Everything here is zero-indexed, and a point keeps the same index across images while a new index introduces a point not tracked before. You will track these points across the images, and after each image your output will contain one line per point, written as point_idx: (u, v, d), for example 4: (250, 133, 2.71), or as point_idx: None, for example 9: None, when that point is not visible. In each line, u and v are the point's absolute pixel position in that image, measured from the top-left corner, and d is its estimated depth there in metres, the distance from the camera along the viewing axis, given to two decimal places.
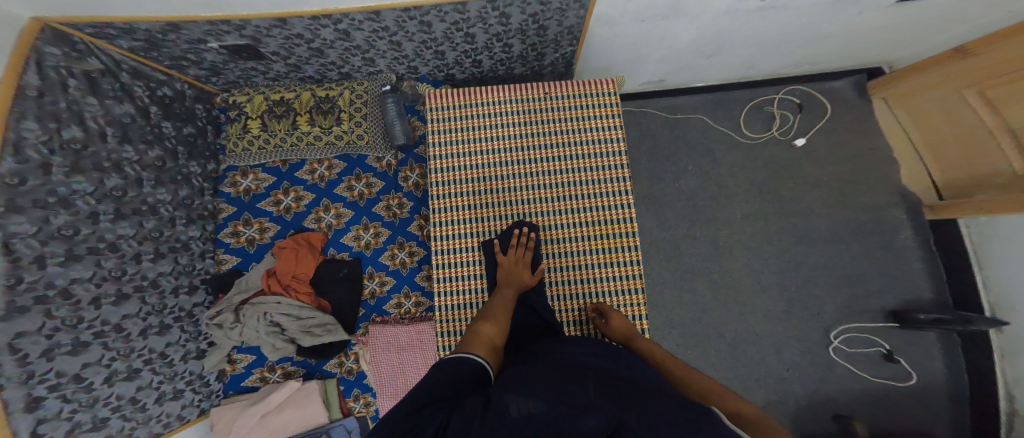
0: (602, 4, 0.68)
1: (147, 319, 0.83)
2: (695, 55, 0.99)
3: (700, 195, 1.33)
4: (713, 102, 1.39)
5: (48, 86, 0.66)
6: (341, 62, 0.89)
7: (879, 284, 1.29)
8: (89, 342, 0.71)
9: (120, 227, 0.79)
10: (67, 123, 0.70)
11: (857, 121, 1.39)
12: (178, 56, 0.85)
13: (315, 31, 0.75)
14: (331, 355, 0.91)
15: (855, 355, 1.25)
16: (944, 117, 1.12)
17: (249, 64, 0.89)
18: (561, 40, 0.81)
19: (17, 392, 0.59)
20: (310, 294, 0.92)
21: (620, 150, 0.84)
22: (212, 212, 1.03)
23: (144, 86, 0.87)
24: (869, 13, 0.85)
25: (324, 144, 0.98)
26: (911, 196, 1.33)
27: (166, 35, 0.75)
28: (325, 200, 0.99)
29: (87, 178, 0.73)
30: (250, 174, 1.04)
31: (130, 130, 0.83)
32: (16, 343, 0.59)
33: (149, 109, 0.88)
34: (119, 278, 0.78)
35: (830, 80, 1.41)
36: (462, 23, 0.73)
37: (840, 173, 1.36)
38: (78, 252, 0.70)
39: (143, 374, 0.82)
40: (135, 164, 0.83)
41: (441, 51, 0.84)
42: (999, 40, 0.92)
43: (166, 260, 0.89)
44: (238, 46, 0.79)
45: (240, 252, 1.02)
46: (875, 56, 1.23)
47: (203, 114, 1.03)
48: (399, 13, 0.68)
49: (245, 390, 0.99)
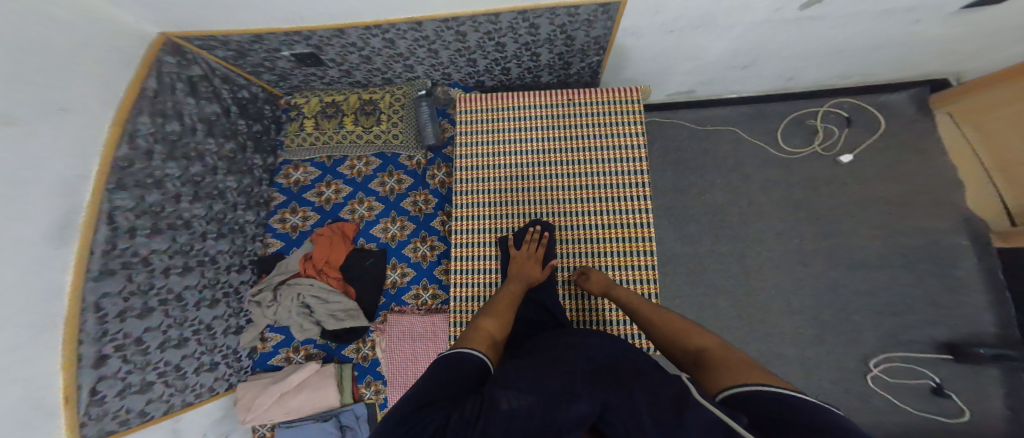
0: (630, 15, 0.69)
1: (202, 291, 0.94)
2: (729, 67, 0.96)
3: (729, 209, 1.28)
4: (749, 114, 1.33)
5: (161, 89, 0.82)
6: (386, 68, 0.96)
7: (932, 315, 1.17)
8: (154, 308, 0.82)
9: (195, 207, 0.92)
10: (171, 119, 0.85)
11: (914, 137, 1.28)
12: (258, 64, 0.96)
13: (367, 40, 0.82)
14: (351, 340, 0.99)
15: (897, 388, 1.15)
16: (1018, 134, 1.01)
17: (310, 69, 0.98)
18: (588, 50, 0.83)
19: (91, 347, 0.69)
20: (339, 279, 1.00)
21: (640, 156, 0.84)
22: (268, 199, 1.13)
23: (229, 90, 1.01)
24: (929, 23, 0.78)
25: (363, 142, 1.05)
26: (976, 220, 1.20)
27: (252, 45, 0.86)
28: (360, 193, 1.07)
29: (176, 164, 0.86)
30: (301, 168, 1.14)
31: (214, 126, 0.97)
32: (101, 301, 0.71)
33: (230, 109, 1.01)
34: (188, 252, 0.90)
35: (885, 93, 1.30)
36: (494, 33, 0.77)
37: (892, 193, 1.26)
38: (160, 226, 0.83)
39: (190, 343, 0.91)
40: (214, 155, 0.97)
41: (473, 59, 0.88)
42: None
43: (225, 239, 1.00)
44: (306, 54, 0.88)
45: (284, 237, 1.11)
46: (939, 67, 1.14)
47: (268, 114, 1.15)
48: (438, 24, 0.74)
49: (270, 368, 1.07)
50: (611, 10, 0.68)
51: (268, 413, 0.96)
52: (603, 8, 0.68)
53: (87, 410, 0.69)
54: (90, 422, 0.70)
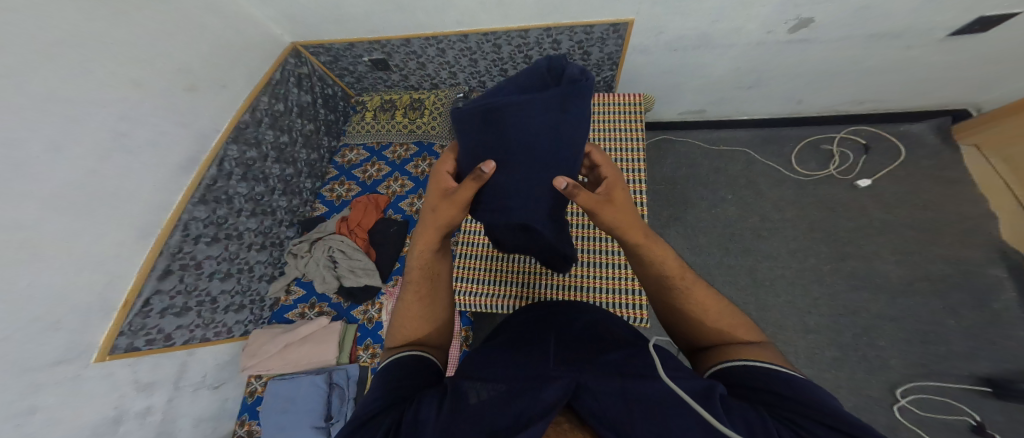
0: (638, 34, 0.83)
1: (255, 237, 1.13)
2: (733, 87, 1.06)
3: (739, 224, 1.33)
4: (762, 137, 1.40)
5: (282, 79, 1.12)
6: (434, 75, 1.16)
7: (968, 347, 1.10)
8: (219, 240, 1.01)
9: (274, 166, 1.15)
10: (280, 101, 1.13)
11: (941, 166, 1.27)
12: (344, 67, 1.23)
13: (425, 49, 1.02)
14: (361, 300, 1.13)
15: (933, 426, 1.05)
16: None
17: (379, 73, 1.22)
18: (602, 65, 0.97)
19: (166, 259, 0.88)
20: (364, 241, 1.16)
21: (640, 149, 0.96)
22: (323, 174, 1.34)
23: (320, 86, 1.26)
24: (923, 48, 0.89)
25: (406, 131, 1.24)
26: (1013, 252, 1.15)
27: (344, 51, 1.11)
28: (396, 173, 1.24)
29: (273, 132, 1.13)
30: (355, 150, 1.35)
31: (304, 111, 1.22)
32: (189, 223, 0.92)
33: (317, 101, 1.27)
34: (256, 202, 1.12)
35: (906, 123, 1.33)
36: (524, 47, 0.93)
37: (916, 219, 1.24)
38: (246, 175, 1.07)
39: (232, 279, 1.07)
40: (298, 132, 1.21)
41: (506, 70, 1.05)
42: None
43: (285, 197, 1.21)
44: (378, 59, 1.12)
45: (329, 204, 1.31)
46: (957, 93, 1.17)
47: (341, 109, 1.39)
48: (481, 37, 0.92)
49: (285, 320, 1.19)
50: (621, 30, 0.83)
51: (267, 363, 1.08)
52: (614, 28, 0.83)
53: (131, 320, 0.82)
54: (127, 332, 0.82)
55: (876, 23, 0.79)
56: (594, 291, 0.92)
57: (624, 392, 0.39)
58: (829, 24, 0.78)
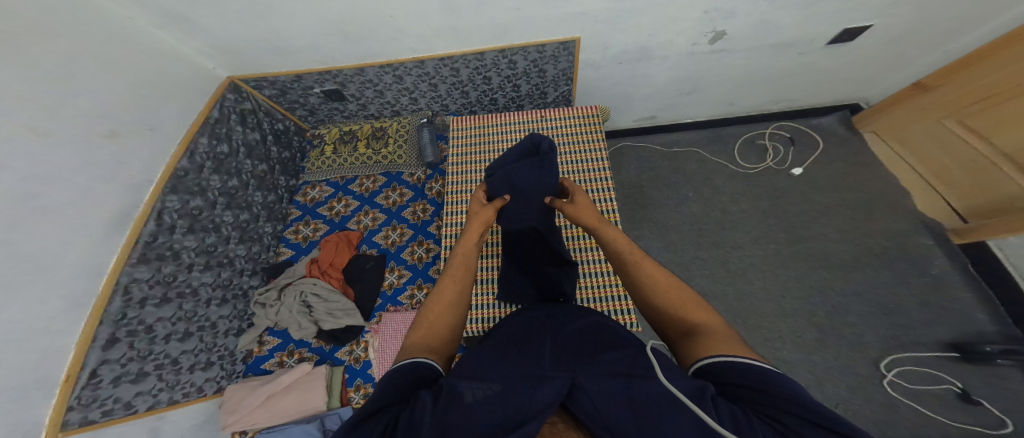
0: (586, 50, 0.92)
1: (214, 290, 1.01)
2: (676, 94, 1.18)
3: (704, 219, 1.41)
4: (707, 137, 1.54)
5: (222, 118, 1.06)
6: (394, 102, 1.17)
7: (925, 313, 1.23)
8: (170, 299, 0.90)
9: (225, 213, 1.06)
10: (223, 142, 1.07)
11: (854, 152, 1.48)
12: (295, 100, 1.21)
13: (381, 77, 1.04)
14: (346, 341, 1.02)
15: (921, 396, 1.13)
16: (936, 147, 1.27)
17: (334, 104, 1.21)
18: (559, 80, 1.04)
19: (108, 327, 0.76)
20: (340, 280, 1.07)
21: (602, 157, 1.01)
22: (285, 215, 1.26)
23: (270, 122, 1.21)
24: (812, 55, 1.07)
25: (372, 163, 1.21)
26: (931, 221, 1.34)
27: (292, 83, 1.11)
28: (366, 206, 1.19)
29: (219, 177, 1.05)
30: (317, 187, 1.27)
31: (254, 150, 1.16)
32: (129, 285, 0.81)
33: (267, 138, 1.21)
34: (211, 252, 1.01)
35: (818, 117, 1.55)
36: (481, 68, 0.99)
37: (849, 199, 1.40)
38: (194, 226, 0.97)
39: (193, 338, 0.95)
40: (247, 173, 1.14)
41: (466, 92, 1.09)
42: (946, 78, 1.16)
43: (244, 244, 1.11)
44: (331, 90, 1.12)
45: (296, 246, 1.21)
46: (849, 89, 1.40)
47: (297, 144, 1.34)
48: (438, 62, 0.96)
49: (262, 372, 1.06)
50: (571, 48, 0.91)
51: (251, 417, 0.94)
52: (563, 46, 0.90)
53: (78, 394, 0.72)
54: (77, 407, 0.72)
55: (776, 35, 0.94)
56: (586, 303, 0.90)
57: (629, 397, 0.35)
58: (740, 35, 0.92)
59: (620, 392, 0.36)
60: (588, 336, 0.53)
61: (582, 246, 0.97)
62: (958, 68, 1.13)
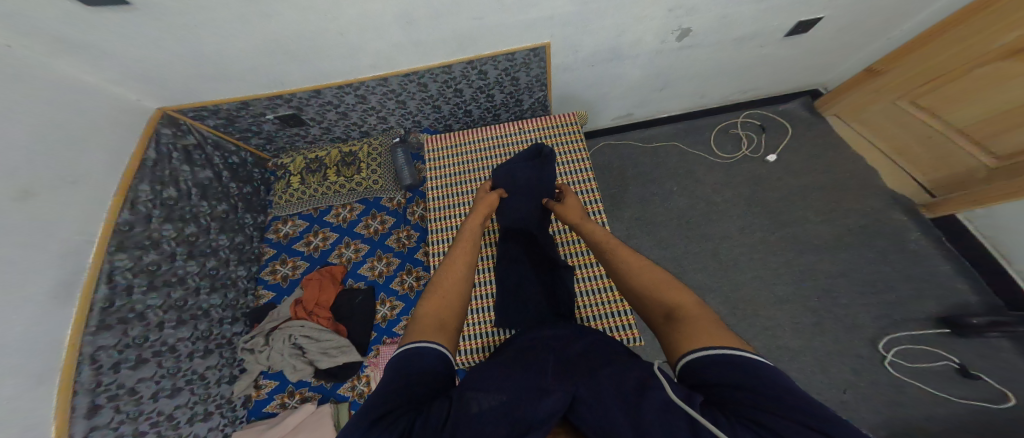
0: (557, 54, 0.92)
1: (195, 342, 0.93)
2: (650, 90, 1.20)
3: (690, 212, 1.41)
4: (683, 130, 1.56)
5: (160, 158, 0.92)
6: (361, 122, 1.11)
7: (910, 287, 1.27)
8: (147, 358, 0.82)
9: (189, 264, 0.96)
10: (168, 185, 0.93)
11: (822, 135, 1.53)
12: (245, 128, 1.09)
13: (342, 98, 0.98)
14: (345, 378, 0.95)
15: (922, 373, 1.17)
16: (893, 124, 1.34)
17: (292, 130, 1.13)
18: (533, 87, 1.04)
19: (84, 398, 0.69)
20: (330, 318, 0.99)
21: (587, 167, 1.00)
22: (257, 255, 1.17)
23: (220, 155, 1.10)
24: (772, 46, 1.11)
25: (347, 191, 1.14)
26: (902, 198, 1.39)
27: (241, 111, 1.00)
28: (346, 238, 1.12)
29: (172, 226, 0.93)
30: (289, 222, 1.20)
31: (207, 190, 1.05)
32: (96, 353, 0.72)
33: (222, 174, 1.10)
34: (180, 307, 0.91)
35: (782, 103, 1.60)
36: (451, 81, 0.96)
37: (823, 181, 1.44)
38: (156, 283, 0.86)
39: (182, 393, 0.88)
40: (207, 216, 1.03)
41: (438, 106, 1.06)
42: (895, 62, 1.22)
43: (217, 293, 1.02)
44: (288, 115, 1.04)
45: (276, 287, 1.14)
46: (809, 76, 1.46)
47: (258, 176, 1.25)
48: (402, 78, 0.91)
49: (265, 416, 1.01)
50: (541, 53, 0.90)
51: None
52: (534, 52, 0.90)
53: None
54: None
55: (739, 29, 0.97)
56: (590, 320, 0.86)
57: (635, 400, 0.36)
58: (706, 31, 0.94)
59: (609, 396, 0.38)
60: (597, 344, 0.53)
61: (583, 263, 0.91)
62: (904, 52, 1.19)
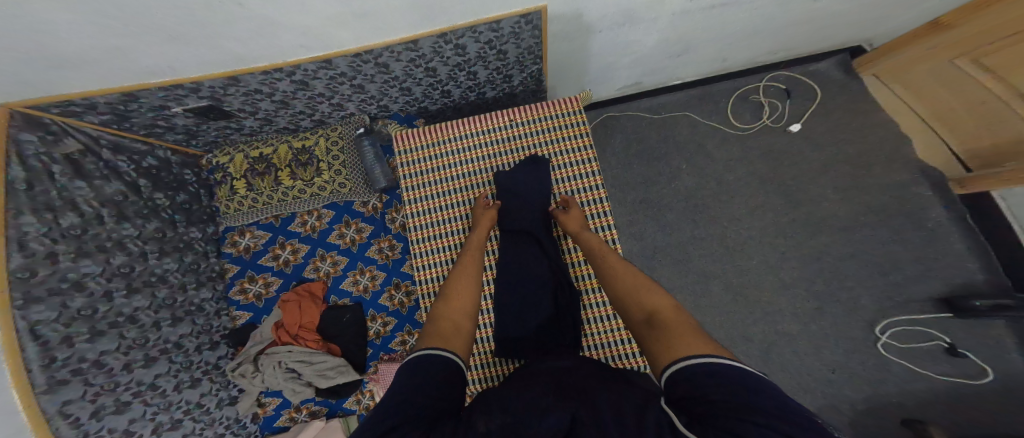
0: (553, 21, 0.71)
1: (177, 375, 0.88)
2: (664, 57, 1.00)
3: (698, 192, 1.30)
4: (698, 97, 1.37)
5: (34, 176, 0.68)
6: (311, 110, 0.92)
7: (919, 268, 1.22)
8: (130, 400, 0.78)
9: (135, 299, 0.83)
10: (64, 211, 0.73)
11: (855, 99, 1.35)
12: (150, 124, 0.85)
13: (273, 85, 0.77)
14: (348, 394, 0.94)
15: (910, 352, 1.18)
16: (942, 88, 1.15)
17: (218, 123, 0.92)
18: (524, 60, 0.84)
19: None
20: (319, 340, 0.95)
21: (594, 170, 0.88)
22: (221, 272, 1.04)
23: (127, 160, 0.87)
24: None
25: (308, 196, 1.00)
26: (931, 171, 1.27)
27: (128, 105, 0.75)
28: (320, 249, 1.01)
29: (93, 260, 0.77)
30: (247, 233, 1.05)
31: (124, 208, 0.85)
32: (65, 409, 0.67)
33: (139, 184, 0.89)
34: (144, 344, 0.83)
35: (815, 61, 1.38)
36: (418, 60, 0.76)
37: (848, 154, 1.30)
38: (100, 328, 0.76)
39: (184, 423, 0.87)
40: (136, 239, 0.86)
41: (407, 87, 0.88)
42: (974, 13, 0.97)
43: (184, 322, 0.92)
44: (202, 108, 0.81)
45: (251, 307, 1.03)
46: (854, 32, 1.23)
47: (192, 179, 1.03)
48: (351, 58, 0.72)
49: (278, 430, 0.99)
50: (533, 20, 0.70)
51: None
52: (524, 19, 0.69)
53: None
54: None
55: None
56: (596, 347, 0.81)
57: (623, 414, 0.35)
58: None
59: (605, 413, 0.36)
60: (591, 379, 0.52)
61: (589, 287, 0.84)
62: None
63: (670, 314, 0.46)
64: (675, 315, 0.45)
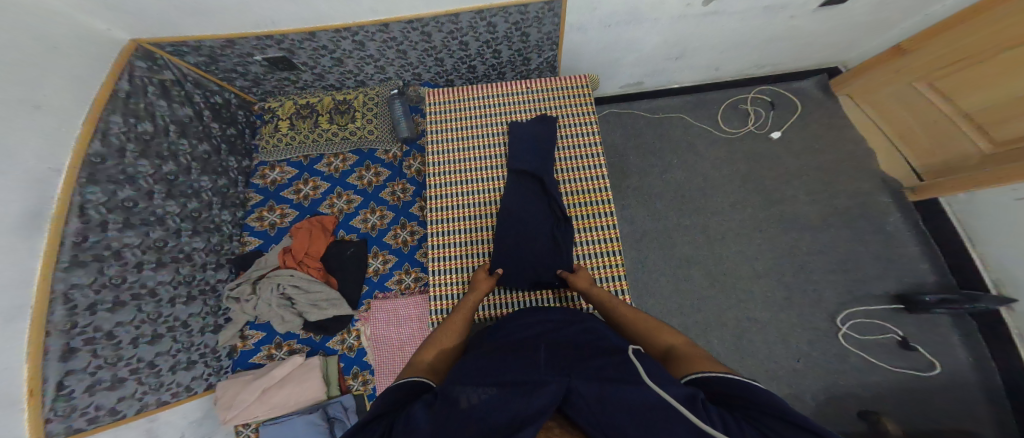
0: (572, 11, 0.84)
1: (177, 288, 0.94)
2: (664, 59, 1.14)
3: (687, 186, 1.43)
4: (692, 103, 1.51)
5: (134, 90, 0.87)
6: (358, 71, 1.06)
7: (878, 268, 1.36)
8: (126, 301, 0.82)
9: (169, 204, 0.94)
10: (144, 119, 0.89)
11: (830, 115, 1.51)
12: (230, 69, 1.04)
13: (338, 43, 0.92)
14: (335, 331, 1.02)
15: (867, 345, 1.30)
16: (906, 111, 1.31)
17: (282, 74, 1.07)
18: (543, 45, 0.98)
19: (59, 339, 0.68)
20: (319, 269, 1.04)
21: (594, 132, 1.00)
22: (243, 201, 1.17)
23: (201, 94, 1.05)
24: (803, 17, 1.03)
25: (339, 139, 1.13)
26: (892, 182, 1.42)
27: (226, 50, 0.94)
28: (338, 188, 1.13)
29: (149, 163, 0.90)
30: (277, 168, 1.19)
31: (187, 128, 1.01)
32: (69, 293, 0.71)
33: (203, 113, 1.06)
34: (160, 248, 0.91)
35: (797, 80, 1.55)
36: (456, 32, 0.89)
37: (819, 163, 1.45)
38: (133, 222, 0.85)
39: (164, 340, 0.90)
40: (187, 155, 1.00)
41: (441, 58, 1.00)
42: (925, 40, 1.16)
43: (200, 237, 1.02)
44: (277, 58, 0.97)
45: (263, 235, 1.15)
46: (829, 53, 1.41)
47: (242, 119, 1.19)
48: (404, 25, 0.85)
49: (251, 366, 1.07)
50: (556, 8, 0.83)
51: (251, 409, 0.94)
52: (548, 6, 0.82)
53: (54, 405, 0.67)
54: (57, 418, 0.68)
55: None
56: None
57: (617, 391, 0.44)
58: None
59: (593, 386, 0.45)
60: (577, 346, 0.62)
61: (587, 226, 0.94)
62: (938, 29, 1.12)
63: (687, 350, 0.58)
64: (690, 350, 0.58)
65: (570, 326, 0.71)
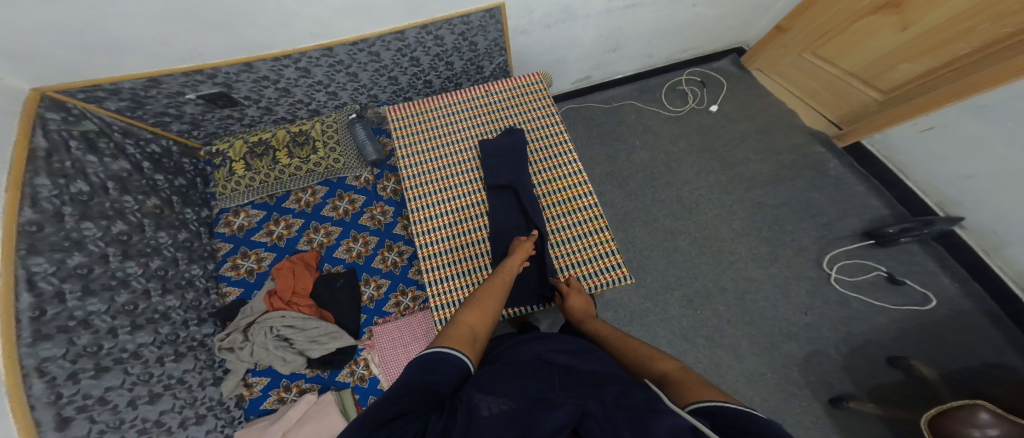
0: (511, 16, 0.95)
1: (162, 346, 0.88)
2: (603, 51, 1.28)
3: (653, 164, 1.52)
4: (637, 90, 1.68)
5: (54, 147, 0.78)
6: (309, 100, 1.11)
7: (838, 209, 1.45)
8: (110, 366, 0.76)
9: (129, 265, 0.87)
10: (74, 178, 0.81)
11: (750, 86, 1.72)
12: (161, 112, 1.01)
13: (279, 72, 0.97)
14: (342, 364, 0.94)
15: (860, 285, 1.31)
16: (806, 76, 1.54)
17: (223, 111, 1.08)
18: (492, 51, 1.07)
19: (47, 410, 0.63)
20: (312, 306, 0.97)
21: (557, 121, 1.08)
22: (212, 252, 1.09)
23: (136, 143, 1.00)
24: (702, 5, 1.23)
25: (304, 173, 1.13)
26: (818, 132, 1.59)
27: (149, 91, 0.92)
28: (313, 222, 1.10)
29: (94, 225, 0.82)
30: (241, 212, 1.13)
31: (128, 183, 0.93)
32: (44, 365, 0.65)
33: (142, 165, 0.99)
34: (132, 311, 0.84)
35: (715, 61, 1.78)
36: (405, 49, 0.98)
37: (755, 130, 1.61)
38: (93, 287, 0.78)
39: (164, 399, 0.84)
40: (135, 212, 0.93)
41: (394, 76, 1.08)
42: (799, 17, 1.43)
43: (173, 295, 0.95)
44: (213, 94, 0.99)
45: (241, 283, 1.07)
46: (731, 35, 1.66)
47: (189, 167, 1.14)
48: (350, 47, 0.93)
49: (264, 413, 0.96)
50: (496, 15, 0.93)
51: None
52: (488, 14, 0.93)
53: None
54: None
55: None
56: (581, 264, 0.91)
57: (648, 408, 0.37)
58: None
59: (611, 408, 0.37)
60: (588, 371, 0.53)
61: (566, 210, 0.96)
62: (803, 8, 1.39)
63: (681, 375, 0.50)
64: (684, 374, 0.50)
65: (562, 337, 0.66)
